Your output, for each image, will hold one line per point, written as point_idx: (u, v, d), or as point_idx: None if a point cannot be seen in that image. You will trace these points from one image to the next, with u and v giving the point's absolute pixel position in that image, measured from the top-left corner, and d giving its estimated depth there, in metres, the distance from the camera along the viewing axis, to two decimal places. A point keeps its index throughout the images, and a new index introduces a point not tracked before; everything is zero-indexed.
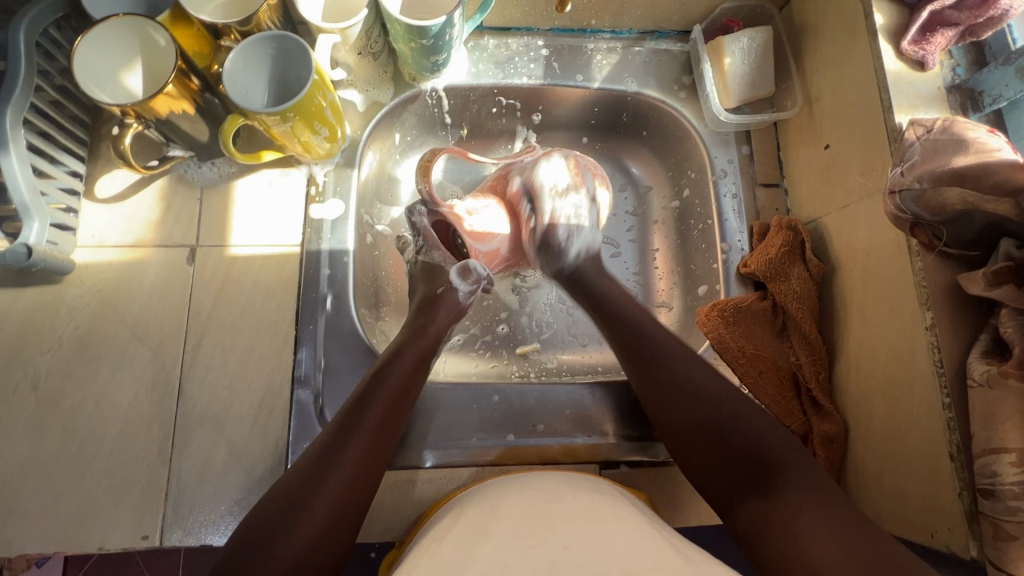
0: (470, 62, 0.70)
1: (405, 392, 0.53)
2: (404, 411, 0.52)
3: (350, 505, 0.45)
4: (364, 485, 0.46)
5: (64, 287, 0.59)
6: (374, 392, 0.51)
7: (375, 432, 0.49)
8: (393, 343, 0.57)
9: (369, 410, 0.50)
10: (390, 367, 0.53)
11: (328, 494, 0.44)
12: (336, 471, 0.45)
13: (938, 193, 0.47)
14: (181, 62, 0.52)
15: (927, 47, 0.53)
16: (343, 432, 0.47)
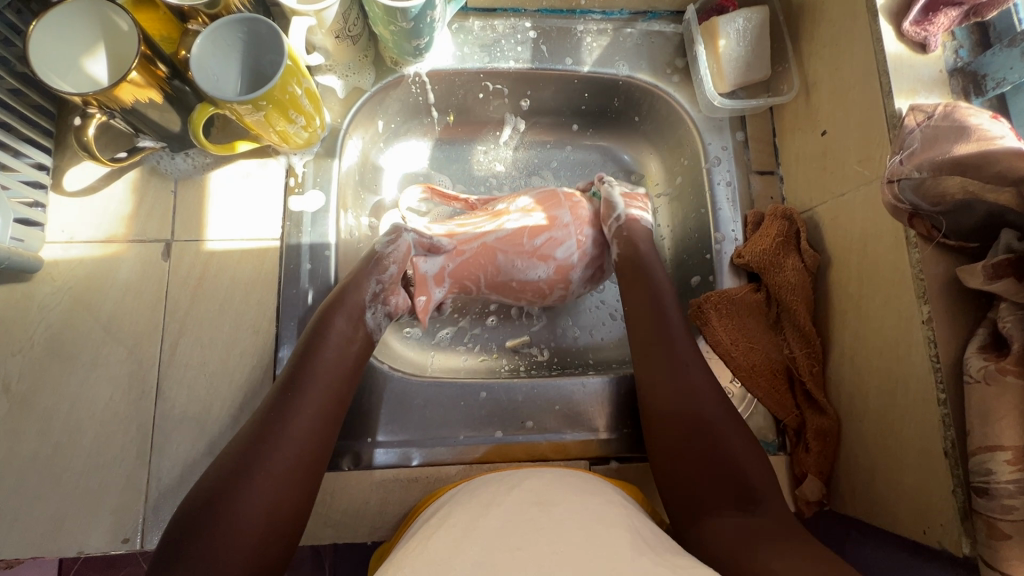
0: (455, 45, 0.67)
1: (343, 358, 0.53)
2: (348, 380, 0.52)
3: (302, 471, 0.45)
4: (315, 452, 0.47)
5: (34, 285, 0.56)
6: (311, 359, 0.51)
7: (321, 402, 0.49)
8: (327, 300, 0.56)
9: (309, 381, 0.50)
10: (324, 332, 0.53)
11: (277, 463, 0.44)
12: (283, 442, 0.45)
13: (939, 181, 0.45)
14: (145, 47, 0.49)
15: (929, 28, 0.51)
16: (281, 406, 0.47)
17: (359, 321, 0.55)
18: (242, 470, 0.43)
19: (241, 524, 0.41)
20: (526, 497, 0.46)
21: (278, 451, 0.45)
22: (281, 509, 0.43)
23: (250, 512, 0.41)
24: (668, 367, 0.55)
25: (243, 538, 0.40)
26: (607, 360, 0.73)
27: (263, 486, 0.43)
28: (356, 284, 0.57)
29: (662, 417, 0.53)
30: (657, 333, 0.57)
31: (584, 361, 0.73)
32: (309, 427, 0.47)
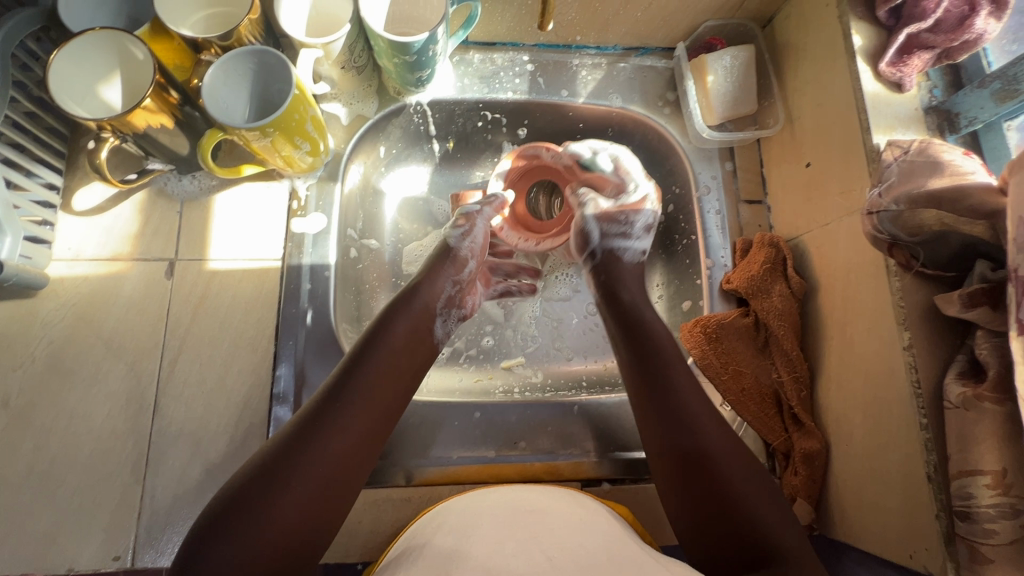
0: (456, 76, 0.70)
1: (399, 359, 0.52)
2: (398, 382, 0.51)
3: (345, 475, 0.45)
4: (356, 457, 0.46)
5: (39, 301, 0.58)
6: (364, 359, 0.50)
7: (368, 402, 0.48)
8: (387, 306, 0.56)
9: (357, 380, 0.48)
10: (383, 334, 0.52)
11: (313, 470, 0.43)
12: (328, 440, 0.44)
13: (916, 213, 0.47)
14: (159, 76, 0.51)
15: (904, 69, 0.54)
16: (333, 403, 0.46)
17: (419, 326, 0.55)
18: (278, 473, 0.42)
19: (271, 530, 0.40)
20: (520, 517, 0.46)
21: (321, 451, 0.44)
22: (310, 516, 0.42)
23: (282, 520, 0.41)
24: (663, 418, 0.50)
25: (277, 540, 0.40)
26: (600, 382, 0.74)
27: (299, 490, 0.42)
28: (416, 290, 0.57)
29: (672, 467, 0.49)
30: (662, 379, 0.52)
31: (578, 383, 0.74)
32: (351, 429, 0.46)
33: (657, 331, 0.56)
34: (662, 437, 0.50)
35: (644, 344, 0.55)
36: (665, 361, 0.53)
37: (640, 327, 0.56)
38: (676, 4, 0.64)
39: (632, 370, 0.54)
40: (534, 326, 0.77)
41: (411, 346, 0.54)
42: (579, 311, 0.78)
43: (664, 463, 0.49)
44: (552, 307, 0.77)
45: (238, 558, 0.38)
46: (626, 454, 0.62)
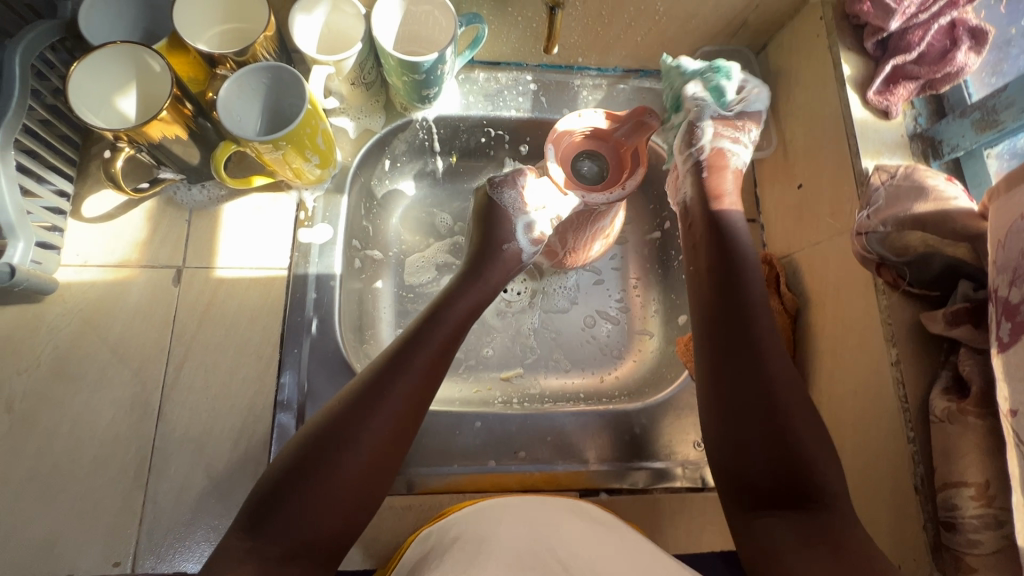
0: (461, 94, 0.72)
1: (436, 363, 0.53)
2: (433, 385, 0.53)
3: (402, 430, 0.49)
4: (413, 415, 0.50)
5: (45, 306, 0.58)
6: (402, 363, 0.51)
7: (404, 406, 0.50)
8: (438, 297, 0.60)
9: (423, 348, 0.53)
10: (425, 337, 0.54)
11: (378, 427, 0.48)
12: (393, 398, 0.49)
13: (902, 235, 0.50)
14: (176, 89, 0.52)
15: (890, 98, 0.56)
16: (398, 367, 0.51)
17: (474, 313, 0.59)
18: (348, 432, 0.47)
19: (342, 479, 0.45)
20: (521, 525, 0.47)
21: (383, 409, 0.49)
22: (342, 518, 0.45)
23: (317, 524, 0.44)
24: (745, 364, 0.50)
25: (345, 488, 0.45)
26: (597, 394, 0.75)
27: (366, 444, 0.47)
28: (473, 277, 0.61)
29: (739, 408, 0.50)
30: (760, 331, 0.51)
31: (575, 395, 0.75)
32: (384, 432, 0.48)
33: (756, 290, 0.54)
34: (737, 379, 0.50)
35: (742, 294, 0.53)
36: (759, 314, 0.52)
37: (733, 280, 0.55)
38: (674, 29, 0.67)
39: (717, 314, 0.54)
40: (532, 337, 0.78)
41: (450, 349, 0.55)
42: (576, 323, 0.79)
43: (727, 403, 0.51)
44: (550, 319, 0.79)
45: (318, 501, 0.44)
46: (624, 465, 0.64)
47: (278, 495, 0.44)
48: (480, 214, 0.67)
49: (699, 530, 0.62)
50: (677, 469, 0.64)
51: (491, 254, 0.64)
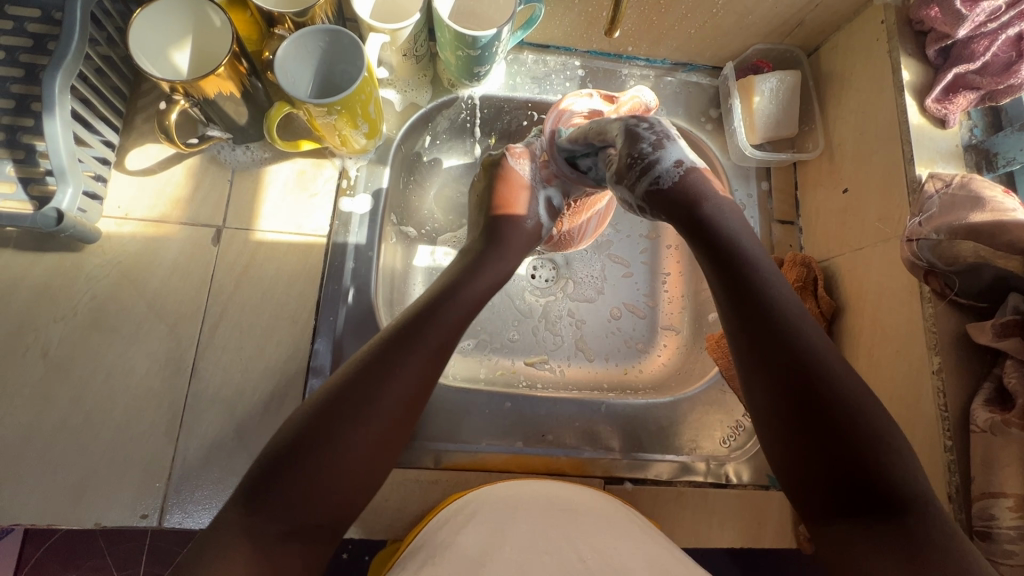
0: (508, 75, 0.72)
1: (449, 340, 0.48)
2: (443, 365, 0.48)
3: (404, 411, 0.44)
4: (416, 394, 0.45)
5: (85, 256, 0.58)
6: (415, 339, 0.46)
7: (418, 381, 0.45)
8: (455, 271, 0.56)
9: (437, 325, 0.48)
10: (440, 311, 0.49)
11: (384, 401, 0.42)
12: (400, 374, 0.44)
13: (953, 244, 0.49)
14: (236, 46, 0.52)
15: (949, 106, 0.56)
16: (407, 340, 0.46)
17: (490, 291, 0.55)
18: (356, 403, 0.41)
19: (347, 460, 0.40)
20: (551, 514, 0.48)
21: (391, 383, 0.43)
22: (337, 501, 0.40)
23: (314, 503, 0.38)
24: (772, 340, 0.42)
25: (346, 467, 0.40)
26: (621, 386, 0.75)
27: (370, 423, 0.41)
28: (499, 253, 0.58)
29: (785, 397, 0.40)
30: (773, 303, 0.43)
31: (598, 385, 0.75)
32: (395, 411, 0.43)
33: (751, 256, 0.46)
34: (767, 356, 0.41)
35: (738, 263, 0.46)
36: (770, 287, 0.44)
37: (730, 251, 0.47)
38: (729, 25, 0.66)
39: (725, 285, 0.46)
40: (559, 325, 0.78)
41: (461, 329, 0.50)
42: (603, 314, 0.79)
43: (768, 384, 0.41)
44: (577, 307, 0.79)
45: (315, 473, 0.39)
46: (648, 455, 0.64)
47: (280, 467, 0.39)
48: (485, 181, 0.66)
49: (721, 527, 0.61)
50: (701, 464, 0.64)
51: (508, 227, 0.61)
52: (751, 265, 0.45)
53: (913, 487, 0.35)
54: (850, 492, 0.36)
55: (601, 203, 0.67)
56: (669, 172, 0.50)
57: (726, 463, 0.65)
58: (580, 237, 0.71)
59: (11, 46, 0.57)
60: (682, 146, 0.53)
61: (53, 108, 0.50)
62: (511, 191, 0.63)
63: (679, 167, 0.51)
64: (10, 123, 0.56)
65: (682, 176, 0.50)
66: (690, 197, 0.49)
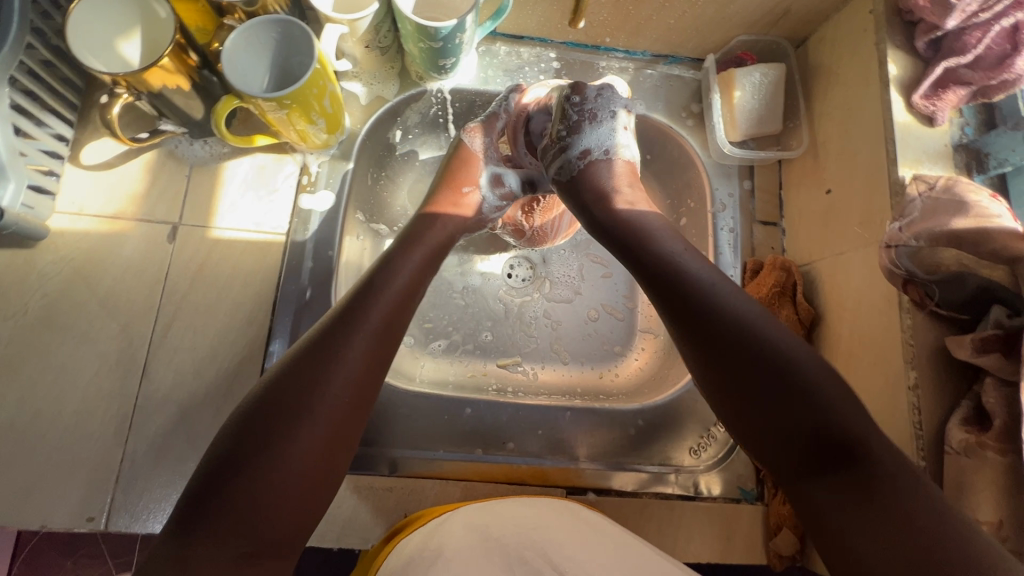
0: (480, 67, 0.69)
1: (394, 317, 0.47)
2: (390, 344, 0.47)
3: (353, 398, 0.42)
4: (361, 379, 0.43)
5: (36, 252, 0.57)
6: (359, 316, 0.45)
7: (364, 364, 0.44)
8: (396, 241, 0.54)
9: (377, 300, 0.47)
10: (382, 284, 0.48)
11: (331, 391, 0.41)
12: (344, 360, 0.43)
13: (936, 252, 0.47)
14: (180, 36, 0.50)
15: (937, 103, 0.52)
16: (349, 319, 0.45)
17: (431, 260, 0.54)
18: (299, 401, 0.40)
19: (292, 456, 0.39)
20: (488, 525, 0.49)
21: (338, 367, 0.42)
22: (298, 505, 0.39)
23: (262, 508, 0.37)
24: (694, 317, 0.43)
25: (298, 462, 0.39)
26: (595, 390, 0.73)
27: (320, 419, 0.40)
28: (428, 219, 0.57)
29: (727, 378, 0.41)
30: (687, 279, 0.44)
31: (571, 390, 0.73)
32: (345, 399, 0.42)
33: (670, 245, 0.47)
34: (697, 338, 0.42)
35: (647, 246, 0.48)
36: (688, 267, 0.45)
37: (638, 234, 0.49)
38: (710, 14, 0.63)
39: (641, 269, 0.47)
40: (534, 326, 0.76)
41: (404, 302, 0.49)
42: (579, 316, 0.77)
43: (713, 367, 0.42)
44: (553, 309, 0.77)
45: (271, 474, 0.38)
46: (613, 465, 0.62)
47: (231, 468, 0.38)
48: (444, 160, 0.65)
49: (686, 540, 0.59)
50: (670, 475, 0.62)
51: (452, 202, 0.60)
52: (659, 248, 0.47)
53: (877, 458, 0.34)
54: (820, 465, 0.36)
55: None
56: (570, 162, 0.55)
57: (696, 474, 0.62)
58: (553, 233, 0.69)
59: None
60: (598, 134, 0.56)
61: None
62: (461, 166, 0.62)
63: (587, 156, 0.55)
64: None
65: (583, 167, 0.55)
66: (597, 190, 0.54)
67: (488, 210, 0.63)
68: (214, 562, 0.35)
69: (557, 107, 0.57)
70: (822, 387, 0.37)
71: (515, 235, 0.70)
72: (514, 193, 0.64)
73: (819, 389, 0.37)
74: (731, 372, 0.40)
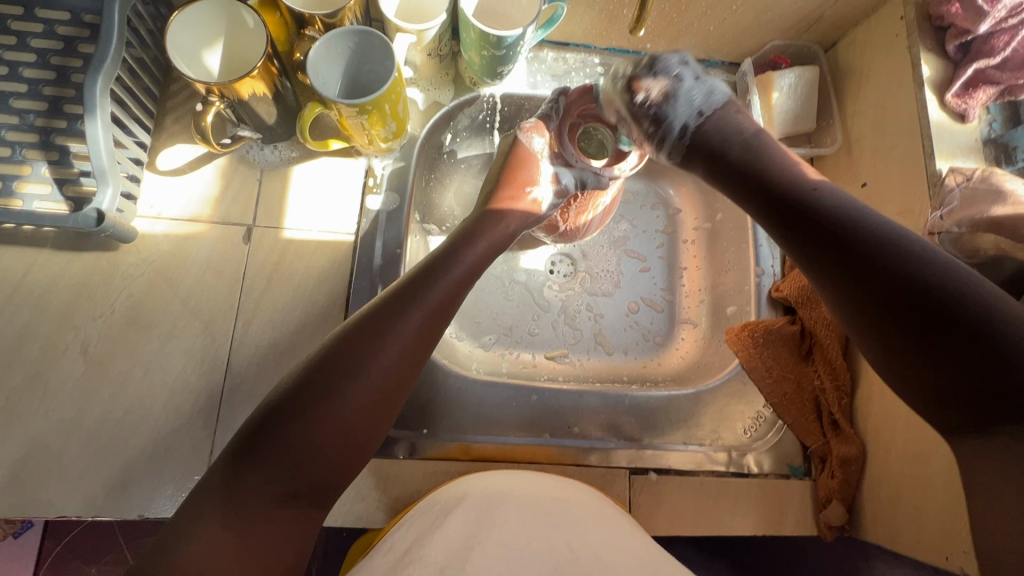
0: (529, 73, 0.73)
1: (448, 302, 0.50)
2: (443, 324, 0.50)
3: (402, 368, 0.47)
4: (412, 355, 0.47)
5: (121, 255, 0.59)
6: (417, 295, 0.48)
7: (414, 340, 0.47)
8: (457, 233, 0.58)
9: (437, 284, 0.50)
10: (443, 270, 0.51)
11: (380, 360, 0.45)
12: (396, 334, 0.46)
13: (975, 237, 0.51)
14: (269, 47, 0.53)
15: (969, 101, 0.57)
16: (406, 299, 0.48)
17: (490, 252, 0.57)
18: (349, 368, 0.44)
19: (339, 418, 0.43)
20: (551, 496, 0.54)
21: (389, 337, 0.46)
22: (331, 467, 0.44)
23: (310, 461, 0.42)
24: (860, 279, 0.43)
25: (345, 423, 0.43)
26: (641, 378, 0.76)
27: (363, 385, 0.44)
28: (495, 216, 0.60)
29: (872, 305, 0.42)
30: (857, 236, 0.44)
31: (619, 378, 0.76)
32: (394, 368, 0.46)
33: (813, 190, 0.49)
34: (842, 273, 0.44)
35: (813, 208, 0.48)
36: (831, 210, 0.47)
37: (811, 202, 0.48)
38: (748, 21, 0.67)
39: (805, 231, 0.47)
40: (578, 318, 0.79)
41: (460, 289, 0.52)
42: (621, 308, 0.80)
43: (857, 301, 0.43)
44: (596, 302, 0.80)
45: (328, 427, 0.43)
46: (670, 447, 0.65)
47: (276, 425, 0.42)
48: (501, 158, 0.66)
49: (743, 515, 0.62)
50: (723, 455, 0.65)
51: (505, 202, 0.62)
52: (829, 212, 0.47)
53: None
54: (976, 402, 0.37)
55: (604, 197, 0.65)
56: (683, 128, 0.57)
57: (747, 453, 0.66)
58: (585, 230, 0.71)
59: (43, 49, 0.59)
60: (696, 94, 0.57)
61: (95, 110, 0.52)
62: (519, 166, 0.64)
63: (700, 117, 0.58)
64: (44, 125, 0.58)
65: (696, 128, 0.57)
66: (721, 140, 0.56)
67: (544, 209, 0.65)
68: (260, 495, 0.41)
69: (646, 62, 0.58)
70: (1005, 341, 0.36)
71: (548, 230, 0.71)
72: (569, 192, 0.64)
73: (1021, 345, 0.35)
74: (902, 327, 0.41)
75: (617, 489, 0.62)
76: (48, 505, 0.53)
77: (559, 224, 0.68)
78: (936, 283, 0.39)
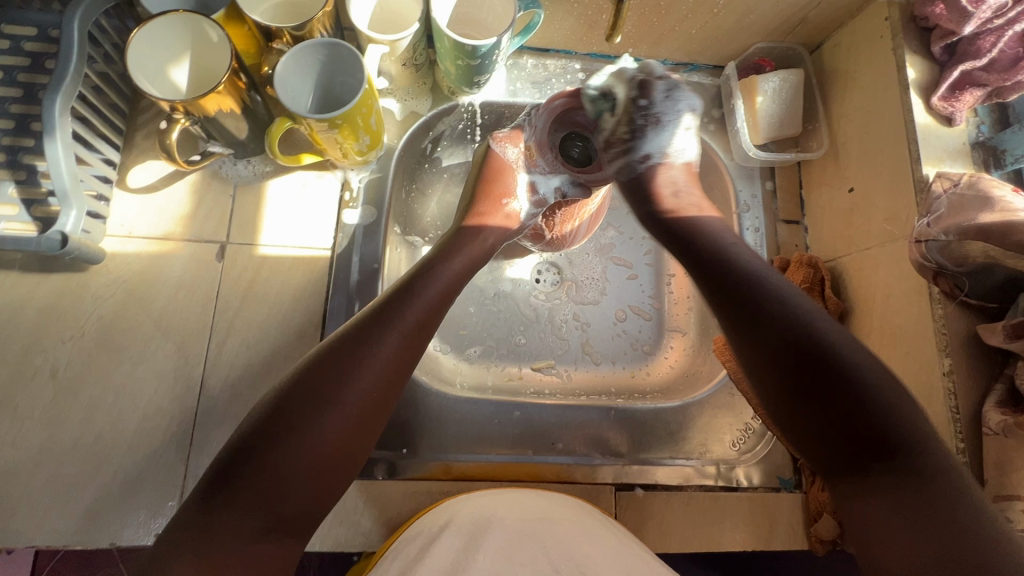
0: (508, 80, 0.72)
1: (427, 320, 0.49)
2: (422, 343, 0.49)
3: (383, 392, 0.45)
4: (388, 381, 0.45)
5: (91, 276, 0.58)
6: (393, 316, 0.47)
7: (393, 363, 0.46)
8: (436, 248, 0.56)
9: (413, 302, 0.49)
10: (420, 288, 0.50)
11: (356, 386, 0.43)
12: (373, 358, 0.44)
13: (963, 245, 0.49)
14: (235, 62, 0.51)
15: (955, 104, 0.55)
16: (381, 320, 0.46)
17: (470, 268, 0.56)
18: (325, 393, 0.42)
19: (313, 448, 0.41)
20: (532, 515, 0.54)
21: (367, 363, 0.44)
22: (310, 497, 0.41)
23: (291, 496, 0.40)
24: (778, 343, 0.46)
25: (323, 453, 0.41)
26: (629, 389, 0.75)
27: (341, 414, 0.42)
28: (474, 230, 0.59)
29: (779, 365, 0.46)
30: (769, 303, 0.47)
31: (607, 390, 0.74)
32: (372, 394, 0.44)
33: (745, 259, 0.51)
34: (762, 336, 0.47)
35: (757, 291, 0.48)
36: (756, 276, 0.49)
37: (742, 269, 0.50)
38: (731, 24, 0.65)
39: (725, 290, 0.50)
40: (565, 328, 0.78)
41: (438, 308, 0.51)
42: (608, 317, 0.78)
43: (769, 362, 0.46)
44: (582, 311, 0.78)
45: (301, 458, 0.40)
46: (656, 461, 0.64)
47: (247, 459, 0.39)
48: (476, 168, 0.65)
49: (732, 529, 0.60)
50: (711, 467, 0.64)
51: (488, 209, 0.62)
52: (756, 279, 0.49)
53: (912, 436, 0.39)
54: (860, 449, 0.40)
55: (591, 206, 0.63)
56: (632, 163, 0.60)
57: (736, 466, 0.65)
58: (573, 236, 0.68)
59: (8, 66, 0.57)
60: (664, 139, 0.61)
61: (54, 130, 0.50)
62: (493, 178, 0.63)
63: (648, 158, 0.61)
64: (9, 145, 0.56)
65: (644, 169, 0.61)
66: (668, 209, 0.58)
67: (523, 219, 0.64)
68: (237, 530, 0.38)
69: (626, 106, 0.58)
70: (866, 377, 0.42)
71: (535, 239, 0.69)
72: (547, 203, 0.62)
73: (886, 408, 0.40)
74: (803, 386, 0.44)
75: (603, 505, 0.61)
76: (17, 535, 0.52)
77: (545, 231, 0.67)
78: (823, 341, 0.44)
